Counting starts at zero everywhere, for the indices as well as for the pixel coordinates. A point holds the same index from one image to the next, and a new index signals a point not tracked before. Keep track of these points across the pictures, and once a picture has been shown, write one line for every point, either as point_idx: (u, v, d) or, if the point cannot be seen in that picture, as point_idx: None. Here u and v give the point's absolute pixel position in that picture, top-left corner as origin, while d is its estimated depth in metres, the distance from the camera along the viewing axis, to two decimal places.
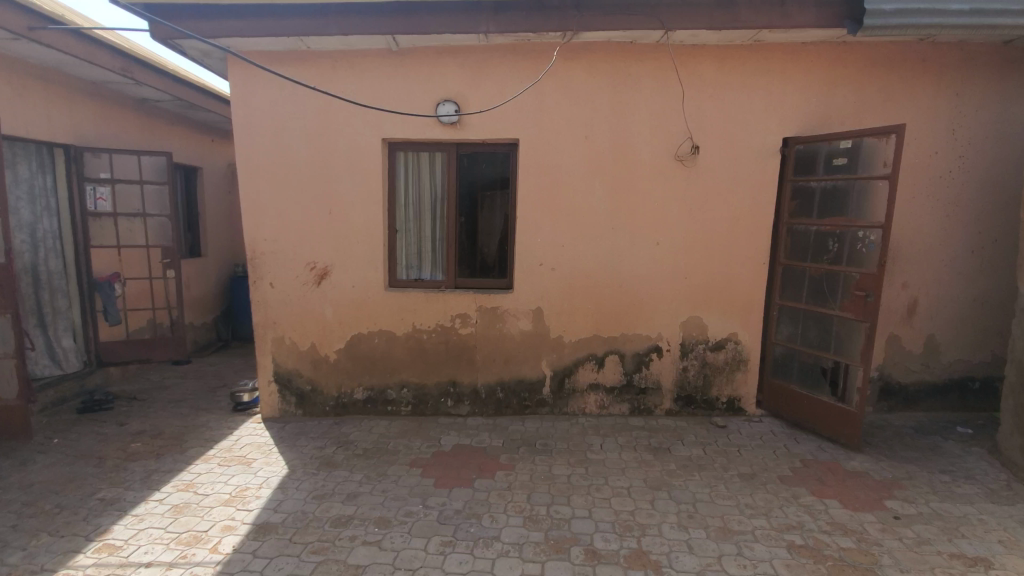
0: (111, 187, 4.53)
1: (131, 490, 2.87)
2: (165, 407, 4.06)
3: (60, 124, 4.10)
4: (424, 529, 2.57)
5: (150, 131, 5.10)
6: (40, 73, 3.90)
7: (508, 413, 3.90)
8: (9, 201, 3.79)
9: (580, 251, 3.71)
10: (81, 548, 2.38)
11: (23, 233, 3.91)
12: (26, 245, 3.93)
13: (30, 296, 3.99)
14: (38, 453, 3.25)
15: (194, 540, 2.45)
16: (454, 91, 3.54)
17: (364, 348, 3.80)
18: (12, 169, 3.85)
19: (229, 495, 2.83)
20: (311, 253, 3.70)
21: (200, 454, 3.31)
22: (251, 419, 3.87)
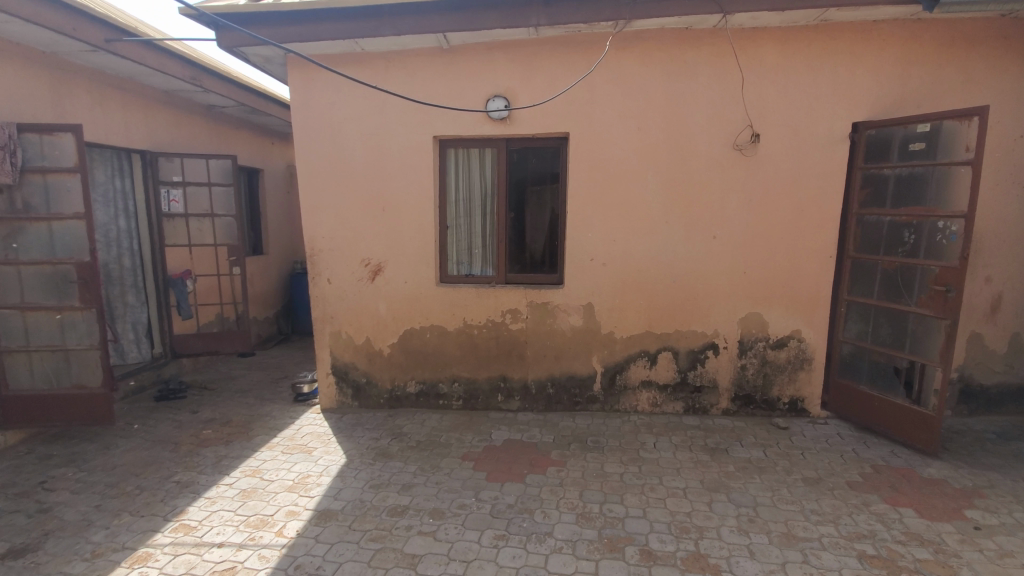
0: (183, 189, 4.78)
1: (204, 474, 3.05)
2: (232, 397, 4.30)
3: (138, 131, 4.41)
4: (477, 522, 2.59)
5: (216, 136, 5.39)
6: (118, 84, 4.21)
7: (558, 409, 3.88)
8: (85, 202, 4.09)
9: (632, 246, 3.63)
10: (161, 528, 2.55)
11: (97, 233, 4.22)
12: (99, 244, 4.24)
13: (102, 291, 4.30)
14: (121, 438, 3.51)
15: (261, 523, 2.57)
16: (504, 87, 3.53)
17: (416, 343, 3.88)
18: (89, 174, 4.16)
19: (293, 482, 2.96)
20: (365, 250, 3.80)
21: (264, 441, 3.47)
22: (311, 409, 4.03)
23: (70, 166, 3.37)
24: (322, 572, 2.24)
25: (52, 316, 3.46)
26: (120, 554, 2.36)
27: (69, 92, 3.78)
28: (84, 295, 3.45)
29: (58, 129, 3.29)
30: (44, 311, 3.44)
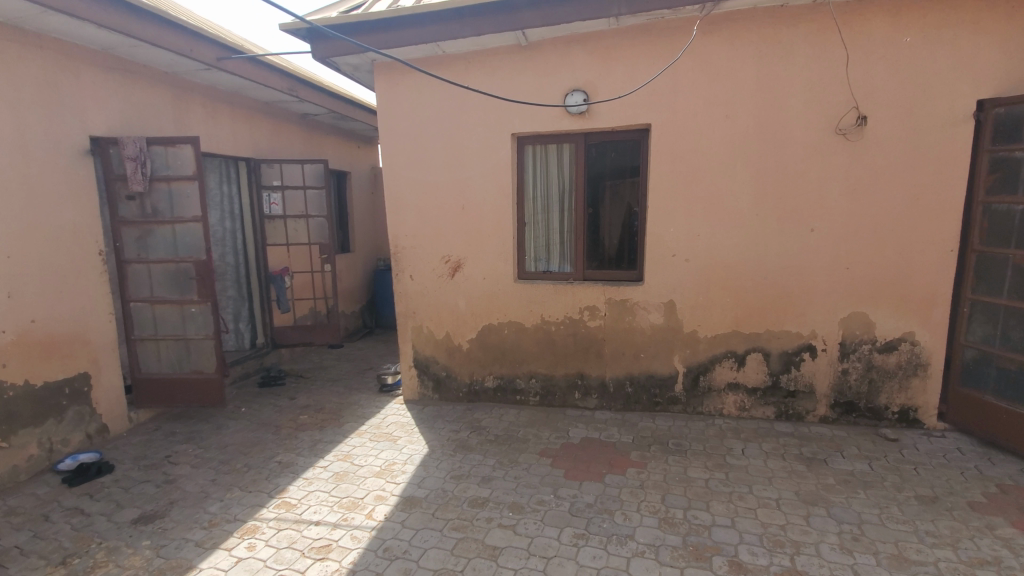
0: (282, 193, 5.15)
1: (302, 456, 3.29)
2: (325, 385, 4.60)
3: (244, 141, 4.82)
4: (556, 519, 2.59)
5: (309, 143, 5.78)
6: (228, 98, 4.63)
7: (638, 409, 3.78)
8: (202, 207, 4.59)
9: (717, 240, 3.44)
10: (266, 503, 2.79)
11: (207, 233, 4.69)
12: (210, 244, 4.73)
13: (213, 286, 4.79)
14: (231, 420, 3.88)
15: (353, 505, 2.73)
16: (583, 80, 3.48)
17: (494, 338, 3.94)
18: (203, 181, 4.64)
19: (380, 468, 3.12)
20: (446, 247, 3.91)
21: (354, 428, 3.69)
22: (395, 400, 4.22)
23: (189, 174, 3.75)
24: (408, 556, 2.34)
25: (175, 308, 3.88)
26: (232, 525, 2.60)
27: (187, 107, 4.21)
28: (202, 291, 3.86)
29: (179, 142, 3.68)
30: (168, 305, 3.86)
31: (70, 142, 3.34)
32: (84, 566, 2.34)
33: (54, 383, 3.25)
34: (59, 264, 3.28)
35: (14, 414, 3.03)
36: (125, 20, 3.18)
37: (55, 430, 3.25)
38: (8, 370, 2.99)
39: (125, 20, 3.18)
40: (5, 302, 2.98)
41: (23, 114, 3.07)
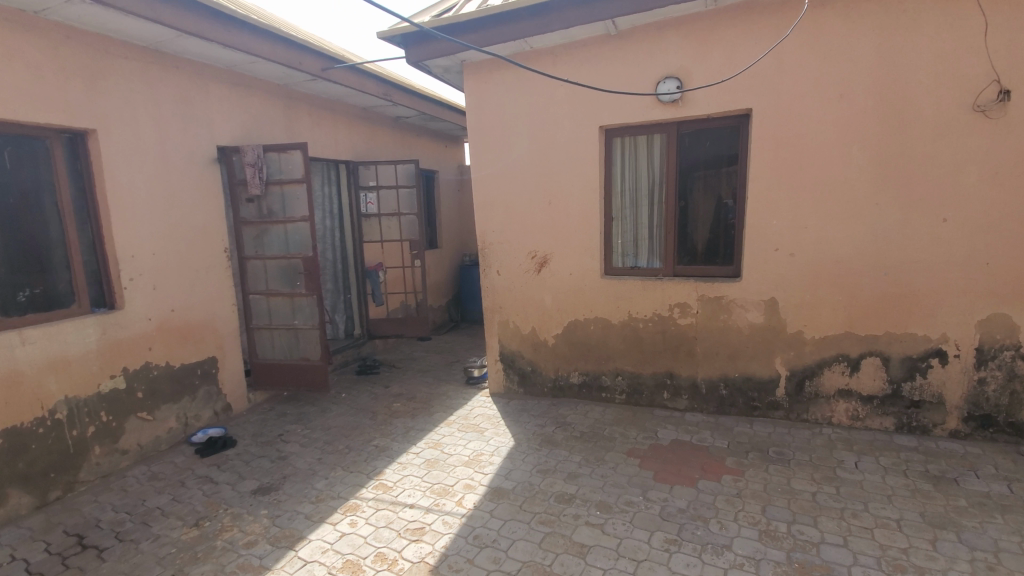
0: (377, 193, 5.43)
1: (396, 441, 3.48)
2: (415, 376, 4.83)
3: (344, 145, 5.17)
4: (645, 522, 2.51)
5: (401, 144, 6.07)
6: (330, 106, 4.98)
7: (732, 413, 3.58)
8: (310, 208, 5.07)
9: (827, 233, 3.15)
10: (365, 484, 2.97)
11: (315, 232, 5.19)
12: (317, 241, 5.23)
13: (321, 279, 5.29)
14: (333, 405, 4.19)
15: (444, 492, 2.84)
16: (676, 67, 3.33)
17: (580, 334, 3.90)
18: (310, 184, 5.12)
19: (469, 458, 3.21)
20: (532, 243, 3.93)
21: (443, 418, 3.83)
22: (482, 392, 4.32)
23: (298, 176, 4.05)
24: (497, 545, 2.39)
25: (286, 300, 4.20)
26: (336, 502, 2.81)
27: (296, 116, 4.58)
28: (308, 284, 4.13)
29: (290, 147, 3.97)
30: (281, 297, 4.20)
31: (201, 151, 3.76)
32: (214, 528, 2.64)
33: (189, 365, 3.69)
34: (193, 260, 3.71)
35: (158, 390, 3.48)
36: (246, 39, 3.52)
37: (189, 406, 3.70)
38: (153, 352, 3.45)
39: (246, 39, 3.52)
40: (151, 293, 3.43)
41: (164, 128, 3.51)
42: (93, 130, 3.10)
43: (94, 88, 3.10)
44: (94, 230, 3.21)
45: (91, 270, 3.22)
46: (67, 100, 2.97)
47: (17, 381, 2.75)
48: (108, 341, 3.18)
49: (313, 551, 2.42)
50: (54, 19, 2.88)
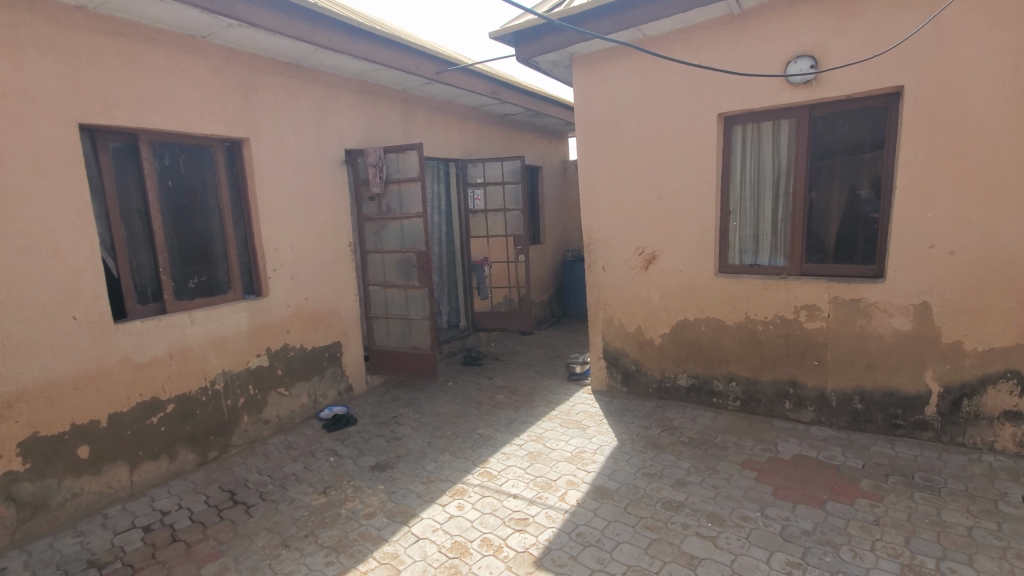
0: (484, 189, 5.57)
1: (500, 432, 3.57)
2: (517, 369, 4.92)
3: (455, 144, 5.37)
4: (764, 540, 2.33)
5: (508, 141, 6.19)
6: (443, 107, 5.21)
7: (869, 430, 3.19)
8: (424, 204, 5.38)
9: (1000, 226, 2.68)
10: (471, 470, 3.09)
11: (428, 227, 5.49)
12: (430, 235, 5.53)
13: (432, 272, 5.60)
14: (441, 392, 4.41)
15: (547, 485, 2.86)
16: (809, 45, 3.03)
17: (690, 335, 3.71)
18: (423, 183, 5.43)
19: (572, 454, 3.20)
20: (640, 239, 3.80)
21: (546, 412, 3.86)
22: (584, 389, 4.29)
23: (414, 175, 4.26)
24: (601, 545, 2.35)
25: (401, 292, 4.47)
26: (445, 484, 2.95)
27: (413, 118, 4.86)
28: (421, 277, 4.36)
29: (407, 148, 4.20)
30: (396, 289, 4.47)
31: (331, 154, 4.14)
32: (339, 497, 2.90)
33: (319, 348, 4.09)
34: (323, 253, 4.10)
35: (293, 369, 3.90)
36: (372, 48, 3.79)
37: (318, 385, 4.10)
38: (290, 335, 3.86)
39: (371, 49, 3.79)
40: (289, 282, 3.84)
41: (302, 135, 3.90)
42: (246, 138, 3.54)
43: (247, 101, 3.53)
44: (246, 226, 3.67)
45: (243, 261, 3.69)
46: (227, 113, 3.42)
47: (187, 355, 3.24)
48: (256, 324, 3.62)
49: (425, 528, 2.56)
50: (218, 43, 3.33)
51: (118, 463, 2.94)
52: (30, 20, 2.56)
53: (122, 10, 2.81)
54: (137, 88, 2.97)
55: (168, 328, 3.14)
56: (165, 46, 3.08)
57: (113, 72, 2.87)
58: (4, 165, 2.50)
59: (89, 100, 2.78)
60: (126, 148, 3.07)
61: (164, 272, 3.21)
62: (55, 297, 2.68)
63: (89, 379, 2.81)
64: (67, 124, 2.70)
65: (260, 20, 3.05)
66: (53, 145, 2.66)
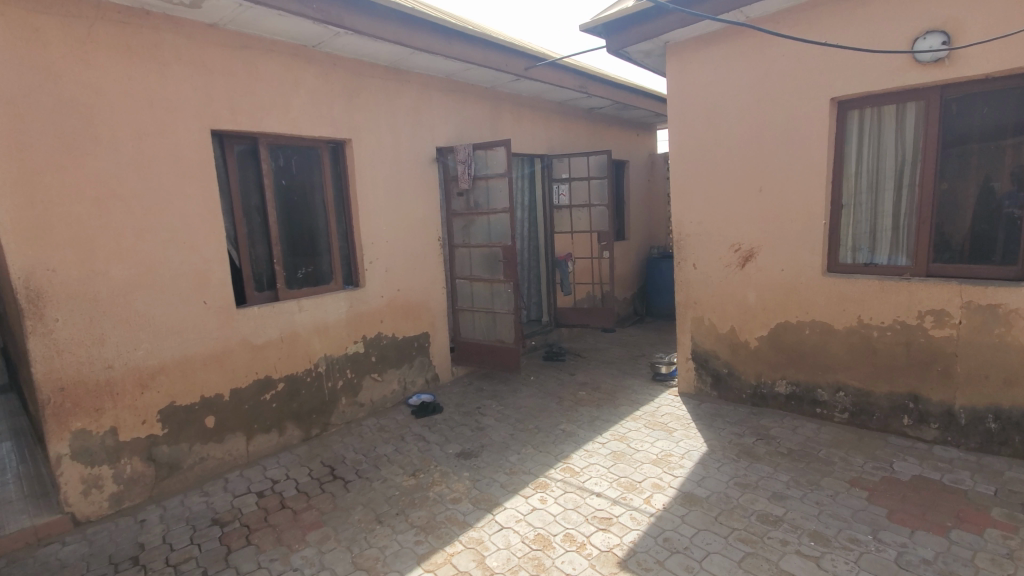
0: (570, 184, 5.56)
1: (582, 429, 3.54)
2: (600, 366, 4.86)
3: (541, 140, 5.39)
4: (876, 567, 2.12)
5: (594, 135, 6.10)
6: (530, 103, 5.24)
7: (1006, 455, 2.79)
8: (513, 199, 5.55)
9: None
10: (553, 465, 3.10)
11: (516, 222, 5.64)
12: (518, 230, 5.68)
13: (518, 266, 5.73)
14: (523, 386, 4.46)
15: (631, 487, 2.80)
16: (944, 17, 2.69)
17: (790, 338, 3.45)
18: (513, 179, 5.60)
19: (657, 456, 3.11)
20: (736, 234, 3.59)
21: (629, 412, 3.77)
22: (670, 391, 4.14)
23: (501, 171, 4.33)
24: (689, 553, 2.26)
25: (487, 286, 4.57)
26: (528, 477, 2.98)
27: (501, 115, 4.94)
28: (507, 271, 4.43)
29: (495, 144, 4.27)
30: (482, 282, 4.58)
31: (424, 152, 4.32)
32: (427, 480, 3.03)
33: (409, 337, 4.30)
34: (415, 247, 4.30)
35: (386, 357, 4.13)
36: (465, 48, 3.89)
37: (408, 373, 4.31)
38: (384, 324, 4.09)
39: (464, 49, 3.89)
40: (383, 274, 4.07)
41: (398, 134, 4.10)
42: (349, 139, 3.79)
43: (350, 104, 3.77)
44: (347, 221, 3.93)
45: (344, 254, 3.95)
46: (333, 116, 3.67)
47: (295, 339, 3.53)
48: (354, 313, 3.88)
49: (508, 517, 2.61)
50: (326, 51, 3.58)
51: (237, 434, 3.28)
52: (174, 39, 2.91)
53: (247, 26, 3.10)
54: (257, 96, 3.27)
55: (279, 314, 3.44)
56: (282, 56, 3.37)
57: (239, 82, 3.18)
58: (152, 168, 2.86)
59: (219, 108, 3.11)
60: (248, 151, 3.40)
61: (277, 263, 3.52)
62: (190, 283, 3.04)
63: (215, 357, 3.16)
64: (202, 130, 3.05)
65: (364, 27, 3.24)
66: (190, 149, 3.01)
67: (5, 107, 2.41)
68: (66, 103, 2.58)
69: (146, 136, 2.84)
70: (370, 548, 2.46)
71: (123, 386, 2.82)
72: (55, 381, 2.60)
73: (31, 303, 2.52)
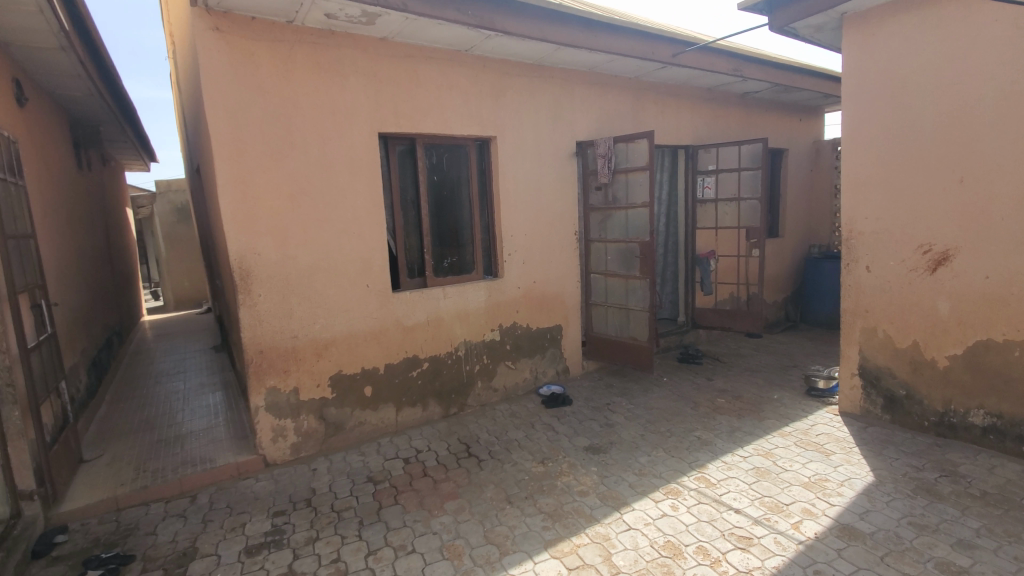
0: (716, 176, 5.20)
1: (720, 439, 3.32)
2: (742, 374, 4.50)
3: (687, 130, 5.10)
4: None
5: (748, 122, 5.60)
6: (676, 91, 4.98)
7: None
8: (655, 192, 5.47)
9: None
10: (686, 472, 2.96)
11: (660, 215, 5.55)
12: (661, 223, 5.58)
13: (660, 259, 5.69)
14: (656, 387, 4.32)
15: (776, 508, 2.56)
16: None
17: (995, 360, 2.85)
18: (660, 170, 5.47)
19: (809, 480, 2.79)
20: (926, 233, 3.05)
21: (777, 427, 3.44)
22: (827, 408, 3.68)
23: (642, 164, 4.18)
24: None
25: (622, 282, 4.48)
26: (659, 481, 2.88)
27: (644, 106, 4.78)
28: (644, 267, 4.28)
29: (637, 137, 4.14)
30: (617, 278, 4.51)
31: (564, 147, 4.37)
32: (555, 469, 3.10)
33: (542, 329, 4.40)
34: (551, 240, 4.37)
35: (520, 346, 4.29)
36: (610, 39, 3.83)
37: (539, 363, 4.43)
38: (519, 315, 4.25)
39: (610, 40, 3.84)
40: (521, 266, 4.21)
41: (540, 130, 4.20)
42: (494, 136, 3.97)
43: (497, 103, 3.95)
44: (489, 215, 4.14)
45: (485, 246, 4.17)
46: (481, 115, 3.88)
47: (439, 323, 3.84)
48: (492, 302, 4.08)
49: (637, 519, 2.56)
50: (477, 54, 3.79)
51: (388, 404, 3.67)
52: (352, 54, 3.31)
53: (411, 36, 3.40)
54: (417, 100, 3.59)
55: (427, 299, 3.77)
56: (439, 61, 3.65)
57: (402, 89, 3.52)
58: (332, 168, 3.31)
59: (385, 112, 3.48)
60: (406, 150, 3.75)
61: (426, 253, 3.85)
62: (356, 269, 3.46)
63: (374, 335, 3.57)
64: (371, 133, 3.43)
65: (513, 27, 3.37)
66: (361, 150, 3.41)
67: (230, 120, 2.96)
68: (272, 114, 3.09)
69: (328, 140, 3.28)
70: (501, 525, 2.59)
71: (303, 354, 3.32)
72: (256, 345, 3.16)
73: (242, 280, 3.08)
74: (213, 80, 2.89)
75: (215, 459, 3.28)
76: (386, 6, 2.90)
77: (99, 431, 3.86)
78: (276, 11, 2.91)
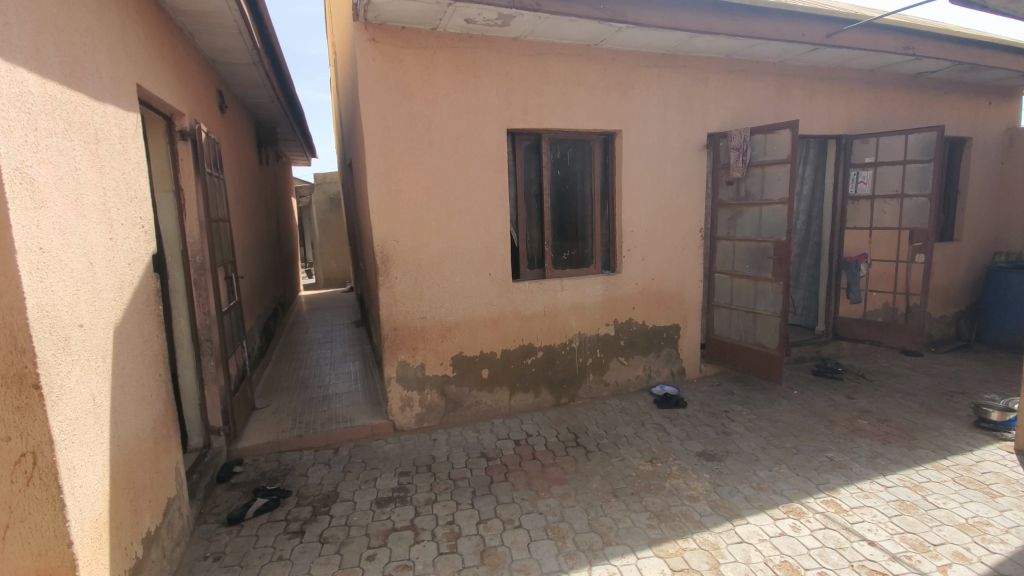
0: (874, 170, 4.61)
1: (857, 463, 3.00)
2: (892, 395, 3.98)
3: (839, 119, 4.58)
4: None
5: (919, 107, 4.86)
6: (829, 74, 4.49)
7: None
8: (795, 190, 5.35)
9: None
10: (813, 494, 2.73)
11: (801, 215, 5.41)
12: (802, 223, 5.41)
13: (799, 261, 5.53)
14: (784, 399, 4.00)
15: (920, 547, 2.27)
16: None
17: None
18: (802, 168, 5.34)
19: (966, 522, 2.42)
20: None
21: (931, 459, 3.00)
22: (1000, 445, 3.14)
23: (783, 157, 3.84)
24: None
25: (750, 283, 4.20)
26: (779, 498, 2.70)
27: (789, 93, 4.38)
28: (777, 269, 3.96)
29: (779, 127, 3.82)
30: (745, 279, 4.23)
31: (694, 140, 4.19)
32: (664, 470, 3.05)
33: (659, 327, 4.30)
34: (675, 237, 4.24)
35: (634, 343, 4.24)
36: (753, 22, 3.58)
37: (654, 361, 4.33)
38: (635, 311, 4.19)
39: (752, 24, 3.59)
40: (640, 262, 4.15)
41: (668, 123, 4.08)
42: (620, 130, 3.94)
43: (625, 96, 3.91)
44: (610, 209, 4.13)
45: (605, 240, 4.18)
46: (607, 110, 3.88)
47: (555, 314, 3.94)
48: (609, 296, 4.08)
49: (750, 533, 2.43)
50: (607, 47, 3.79)
51: (503, 388, 3.88)
52: (487, 55, 3.51)
53: (543, 35, 3.52)
54: (545, 97, 3.70)
55: (545, 290, 3.89)
56: (568, 56, 3.71)
57: (532, 86, 3.65)
58: (464, 163, 3.56)
59: (514, 109, 3.64)
60: (532, 145, 3.89)
61: (547, 245, 3.98)
62: (480, 258, 3.69)
63: (493, 321, 3.78)
64: (500, 129, 3.63)
65: (646, 19, 3.31)
66: (491, 146, 3.62)
67: (380, 120, 3.32)
68: (415, 114, 3.40)
69: (462, 138, 3.53)
70: (605, 516, 2.63)
71: (431, 334, 3.64)
72: (391, 322, 3.53)
73: (383, 265, 3.46)
74: (368, 85, 3.26)
75: (353, 420, 3.75)
76: (522, 7, 3.03)
77: (268, 384, 4.62)
78: (422, 20, 3.19)
